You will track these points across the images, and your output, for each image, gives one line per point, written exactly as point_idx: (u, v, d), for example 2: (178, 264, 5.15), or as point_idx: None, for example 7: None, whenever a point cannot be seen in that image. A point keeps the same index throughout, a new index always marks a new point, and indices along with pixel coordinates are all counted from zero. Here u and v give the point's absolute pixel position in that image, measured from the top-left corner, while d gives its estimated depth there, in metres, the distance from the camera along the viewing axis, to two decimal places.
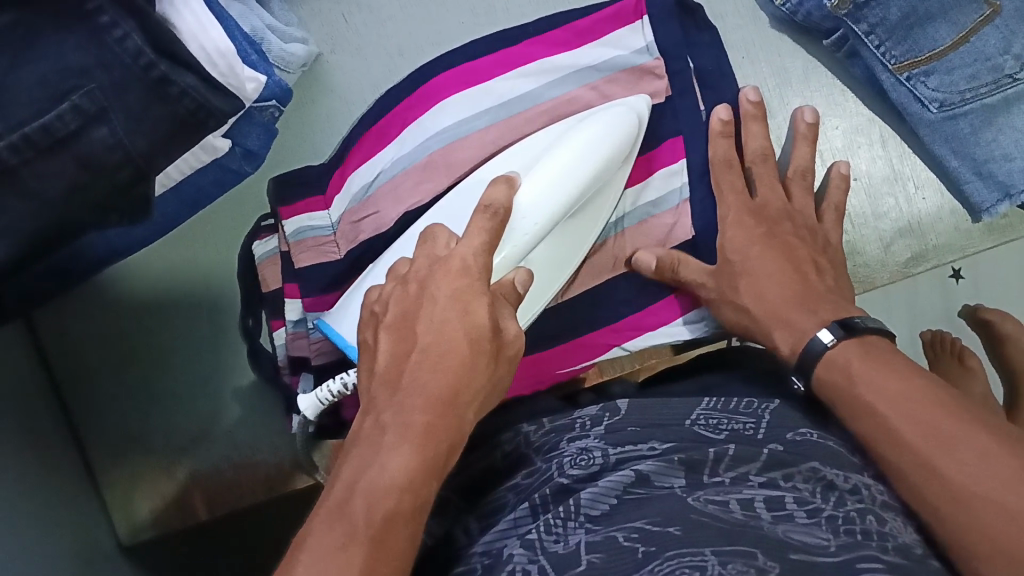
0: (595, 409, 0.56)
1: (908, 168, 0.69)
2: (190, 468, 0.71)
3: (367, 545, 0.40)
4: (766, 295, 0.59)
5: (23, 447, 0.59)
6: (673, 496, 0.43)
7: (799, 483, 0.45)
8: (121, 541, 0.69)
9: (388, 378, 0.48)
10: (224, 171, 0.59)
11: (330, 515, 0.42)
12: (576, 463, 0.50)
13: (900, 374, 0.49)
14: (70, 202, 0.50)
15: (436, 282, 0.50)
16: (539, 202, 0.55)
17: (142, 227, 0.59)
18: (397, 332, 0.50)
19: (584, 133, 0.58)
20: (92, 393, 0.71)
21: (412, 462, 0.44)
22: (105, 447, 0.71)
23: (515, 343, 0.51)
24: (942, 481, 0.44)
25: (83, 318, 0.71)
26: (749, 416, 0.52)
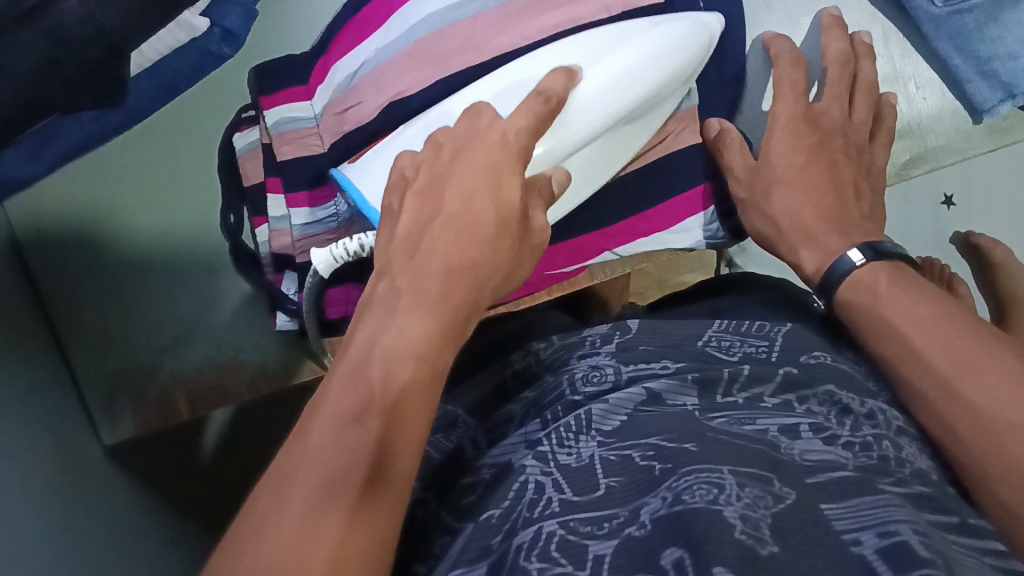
0: (607, 327, 0.60)
1: (909, 68, 0.67)
2: (172, 368, 0.70)
3: (388, 406, 0.38)
4: (798, 211, 0.57)
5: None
6: (686, 415, 0.47)
7: (814, 405, 0.48)
8: (101, 442, 0.69)
9: (409, 241, 0.46)
10: (203, 55, 0.56)
11: (345, 373, 0.40)
12: (588, 379, 0.54)
13: (929, 300, 0.48)
14: (42, 77, 0.48)
15: (471, 151, 0.49)
16: (597, 95, 0.54)
17: (117, 112, 0.56)
18: (421, 201, 0.48)
19: (648, 42, 0.56)
20: (70, 289, 0.69)
21: (432, 328, 0.42)
22: (83, 346, 0.69)
23: (542, 233, 0.50)
24: (965, 407, 0.44)
25: (60, 210, 0.69)
26: (762, 338, 0.55)
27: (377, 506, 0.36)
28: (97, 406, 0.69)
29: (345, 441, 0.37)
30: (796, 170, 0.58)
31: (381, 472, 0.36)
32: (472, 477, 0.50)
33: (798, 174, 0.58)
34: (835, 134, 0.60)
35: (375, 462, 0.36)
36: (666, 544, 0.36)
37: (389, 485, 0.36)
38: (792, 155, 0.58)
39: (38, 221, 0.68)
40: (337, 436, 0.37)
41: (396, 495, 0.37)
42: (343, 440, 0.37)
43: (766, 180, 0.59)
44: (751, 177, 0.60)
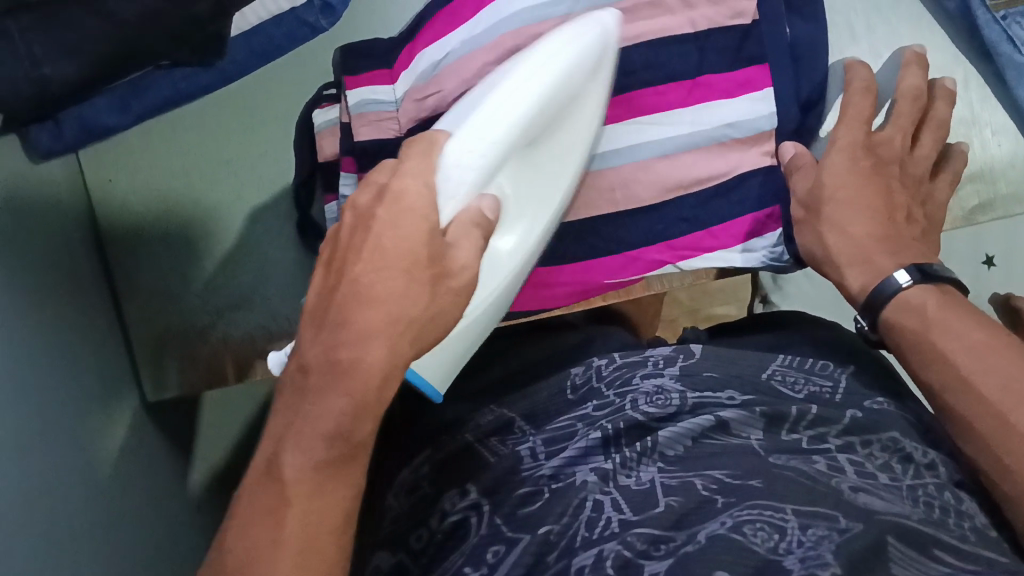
0: (669, 349, 0.66)
1: (986, 113, 0.68)
2: (225, 332, 0.70)
3: (297, 495, 0.45)
4: (845, 230, 0.59)
5: (44, 282, 0.58)
6: (748, 450, 0.55)
7: (876, 450, 0.56)
8: (146, 398, 0.70)
9: (321, 303, 0.48)
10: (299, 24, 0.57)
11: (263, 466, 0.46)
12: (652, 400, 0.60)
13: (980, 330, 0.52)
14: (147, 25, 0.49)
15: (385, 211, 0.48)
16: (476, 153, 0.52)
17: (209, 72, 0.57)
18: (330, 263, 0.49)
19: (537, 69, 0.54)
20: (133, 241, 0.70)
21: (344, 408, 0.45)
22: (138, 299, 0.70)
23: (464, 273, 0.49)
24: (1015, 436, 0.48)
25: (132, 160, 0.70)
26: (825, 378, 0.63)
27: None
28: (146, 360, 0.70)
29: (265, 544, 0.44)
30: (854, 184, 0.59)
31: (302, 558, 0.44)
32: (528, 489, 0.56)
33: (857, 190, 0.59)
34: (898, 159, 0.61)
35: (297, 555, 0.44)
36: (738, 567, 0.44)
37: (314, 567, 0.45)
38: (845, 175, 0.59)
39: (110, 168, 0.69)
40: (261, 538, 0.44)
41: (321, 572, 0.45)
42: (254, 548, 0.44)
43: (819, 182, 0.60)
44: (812, 195, 0.60)
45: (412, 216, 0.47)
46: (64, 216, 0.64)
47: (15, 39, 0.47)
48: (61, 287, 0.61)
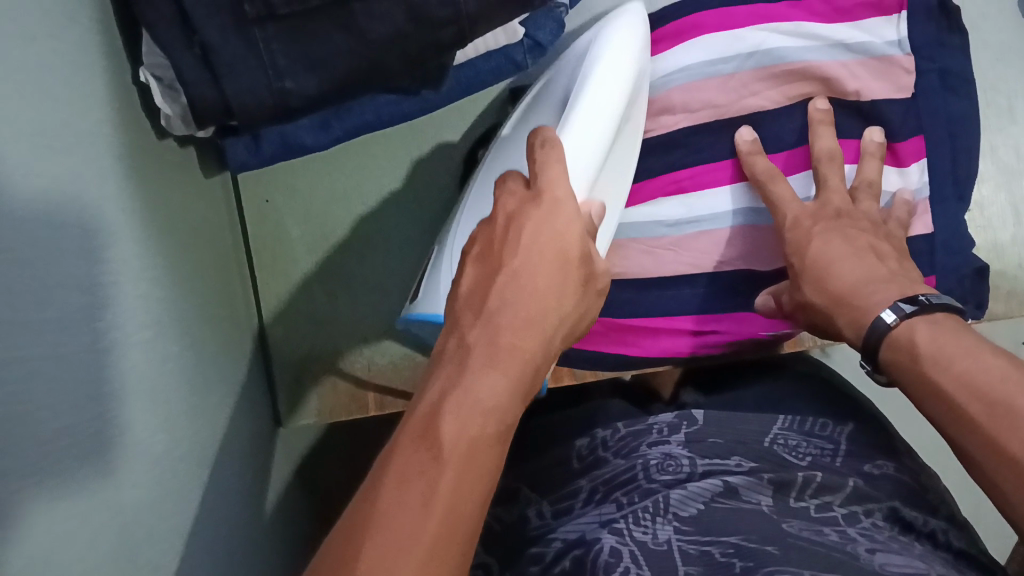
0: (671, 416, 0.69)
1: None
2: (370, 359, 0.72)
3: (458, 453, 0.37)
4: (838, 275, 0.58)
5: (208, 304, 0.58)
6: (759, 513, 0.57)
7: (879, 516, 0.58)
8: (282, 423, 0.70)
9: (473, 298, 0.44)
10: (506, 62, 0.59)
11: (415, 429, 0.38)
12: (664, 468, 0.63)
13: (974, 354, 0.48)
14: (391, 48, 0.51)
15: (526, 219, 0.46)
16: (595, 135, 0.54)
17: (413, 100, 0.58)
18: (484, 264, 0.46)
19: (622, 53, 0.57)
20: (283, 268, 0.70)
21: (504, 384, 0.41)
22: (284, 323, 0.71)
23: (604, 277, 0.49)
24: (1007, 460, 0.43)
25: (294, 179, 0.70)
26: (827, 441, 0.66)
27: (446, 559, 0.34)
28: (285, 390, 0.71)
29: (417, 495, 0.35)
30: (817, 234, 0.60)
31: (454, 517, 0.35)
32: (541, 548, 0.58)
33: (825, 242, 0.60)
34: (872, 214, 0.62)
35: (445, 511, 0.35)
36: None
37: (460, 531, 0.35)
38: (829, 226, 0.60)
39: (266, 183, 0.69)
40: (411, 484, 0.35)
41: (463, 541, 0.35)
42: (412, 484, 0.35)
43: (807, 232, 0.61)
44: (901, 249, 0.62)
45: (569, 220, 0.47)
46: (225, 234, 0.65)
47: (259, 48, 0.49)
48: (223, 309, 0.61)
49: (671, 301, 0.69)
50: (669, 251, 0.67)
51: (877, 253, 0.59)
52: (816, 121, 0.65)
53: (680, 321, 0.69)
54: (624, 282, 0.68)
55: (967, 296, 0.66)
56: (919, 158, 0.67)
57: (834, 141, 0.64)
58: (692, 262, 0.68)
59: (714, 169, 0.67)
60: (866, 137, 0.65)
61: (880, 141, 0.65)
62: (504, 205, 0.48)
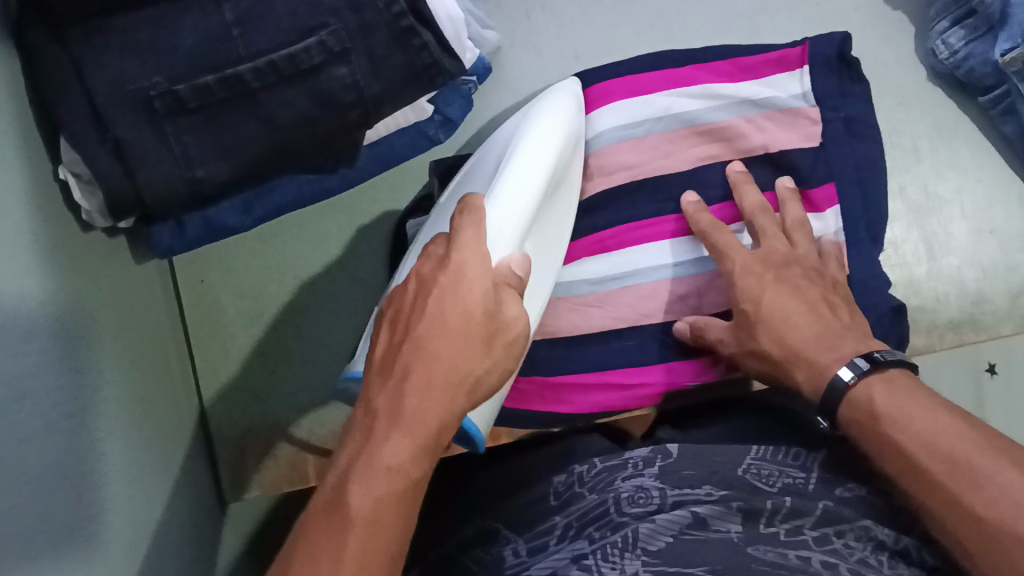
0: (645, 451, 0.63)
1: None
2: (308, 431, 0.71)
3: (358, 533, 0.40)
4: (785, 337, 0.59)
5: (152, 382, 0.59)
6: (728, 543, 0.52)
7: (851, 539, 0.54)
8: (226, 498, 0.69)
9: (384, 364, 0.47)
10: (419, 136, 0.61)
11: (323, 512, 0.42)
12: (634, 500, 0.58)
13: (931, 414, 0.50)
14: (299, 134, 0.53)
15: (438, 282, 0.47)
16: (517, 201, 0.55)
17: (330, 178, 0.60)
18: (396, 326, 0.48)
19: (551, 117, 0.61)
20: (220, 349, 0.71)
21: (407, 449, 0.43)
22: (221, 399, 0.71)
23: (521, 322, 0.47)
24: (971, 518, 0.46)
25: (227, 261, 0.72)
26: (799, 470, 0.60)
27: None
28: (225, 465, 0.70)
29: None
30: (769, 284, 0.62)
31: None
32: None
33: (776, 293, 0.61)
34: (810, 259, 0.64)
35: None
36: None
37: None
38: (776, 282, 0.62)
39: (203, 269, 0.71)
40: (313, 572, 0.39)
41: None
42: (315, 572, 0.39)
43: (759, 282, 0.62)
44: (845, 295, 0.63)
45: (474, 281, 0.46)
46: (161, 316, 0.66)
47: (170, 140, 0.51)
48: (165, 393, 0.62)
49: (602, 356, 0.69)
50: (595, 308, 0.69)
51: (828, 304, 0.61)
52: (738, 181, 0.67)
53: (615, 374, 0.69)
54: (553, 339, 0.69)
55: (888, 334, 0.65)
56: (832, 204, 0.69)
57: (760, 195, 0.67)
58: (619, 316, 0.69)
59: (642, 226, 0.69)
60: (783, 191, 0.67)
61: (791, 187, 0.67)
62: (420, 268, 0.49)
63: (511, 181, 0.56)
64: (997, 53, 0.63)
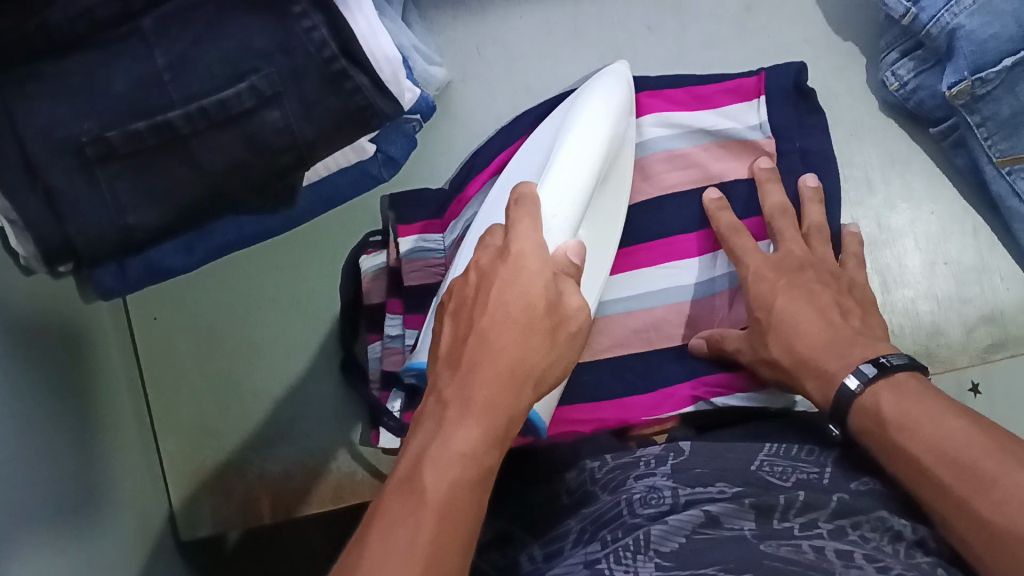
0: (657, 449, 0.58)
1: (995, 260, 0.70)
2: (261, 467, 0.70)
3: (438, 502, 0.40)
4: (793, 345, 0.59)
5: (94, 420, 0.59)
6: (742, 539, 0.45)
7: (866, 531, 0.48)
8: (179, 537, 0.69)
9: (449, 356, 0.47)
10: (363, 176, 0.61)
11: (399, 483, 0.41)
12: (647, 501, 0.51)
13: (937, 418, 0.49)
14: (233, 177, 0.53)
15: (499, 272, 0.49)
16: (569, 190, 0.58)
17: (274, 217, 0.60)
18: (456, 321, 0.49)
19: (601, 105, 0.63)
20: (173, 386, 0.71)
21: (476, 433, 0.43)
22: (175, 435, 0.70)
23: (580, 318, 0.49)
24: (980, 524, 0.44)
25: (182, 297, 0.72)
26: (812, 464, 0.54)
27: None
28: (178, 500, 0.70)
29: (402, 545, 0.38)
30: (781, 288, 0.62)
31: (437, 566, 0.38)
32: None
33: (787, 298, 0.61)
34: (824, 261, 0.65)
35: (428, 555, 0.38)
36: None
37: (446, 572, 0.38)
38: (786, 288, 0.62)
39: (155, 306, 0.71)
40: (397, 536, 0.38)
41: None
42: (397, 537, 0.38)
43: (771, 286, 0.62)
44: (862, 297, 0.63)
45: (530, 278, 0.49)
46: (113, 354, 0.66)
47: (102, 186, 0.51)
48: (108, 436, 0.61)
49: None
50: None
51: (840, 310, 0.60)
52: (764, 179, 0.68)
53: (574, 411, 0.67)
54: None
55: None
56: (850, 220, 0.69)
57: (782, 197, 0.67)
58: None
59: (634, 252, 0.70)
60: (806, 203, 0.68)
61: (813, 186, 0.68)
62: (479, 259, 0.51)
63: (563, 169, 0.59)
64: (944, 87, 0.64)
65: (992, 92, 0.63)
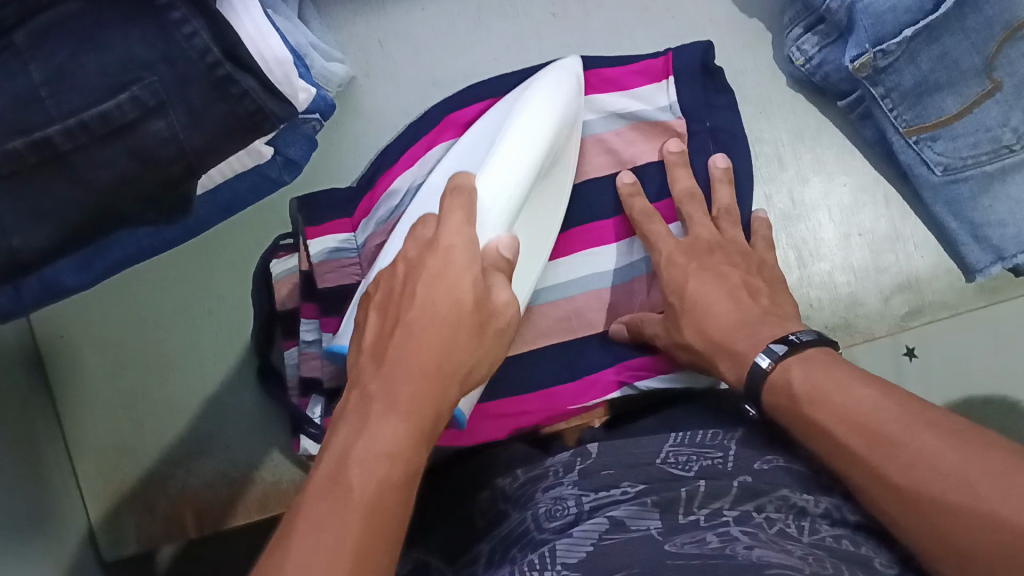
0: (565, 456, 0.57)
1: (908, 228, 0.72)
2: (183, 482, 0.69)
3: (365, 501, 0.39)
4: (705, 329, 0.59)
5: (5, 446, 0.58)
6: (648, 539, 0.43)
7: (771, 512, 0.47)
8: (103, 558, 0.67)
9: (374, 355, 0.47)
10: (263, 179, 0.60)
11: (323, 482, 0.40)
12: (552, 515, 0.50)
13: (846, 388, 0.48)
14: (121, 193, 0.51)
15: (428, 262, 0.50)
16: (502, 186, 0.57)
17: (172, 228, 0.59)
18: (382, 322, 0.49)
19: (543, 96, 0.62)
20: (86, 403, 0.70)
21: (401, 430, 0.43)
22: (91, 455, 0.69)
23: (506, 314, 0.50)
24: (892, 489, 0.43)
25: (89, 313, 0.71)
26: (715, 449, 0.54)
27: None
28: (99, 521, 0.68)
29: (330, 537, 0.37)
30: (692, 273, 0.62)
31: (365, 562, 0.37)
32: None
33: (699, 281, 0.61)
34: (733, 240, 0.65)
35: (356, 555, 0.37)
36: None
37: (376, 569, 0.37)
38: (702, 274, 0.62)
39: (63, 325, 0.70)
40: (321, 532, 0.37)
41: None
42: (323, 535, 0.37)
43: (683, 270, 0.63)
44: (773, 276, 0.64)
45: (460, 271, 0.49)
46: (19, 377, 0.64)
47: None
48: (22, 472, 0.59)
49: None
50: None
51: (750, 291, 0.61)
52: (674, 163, 0.68)
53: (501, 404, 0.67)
54: None
55: None
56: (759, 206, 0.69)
57: (691, 181, 0.67)
58: None
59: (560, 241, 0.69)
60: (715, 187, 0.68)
61: (724, 166, 0.68)
62: (405, 250, 0.52)
63: (498, 164, 0.58)
64: (848, 60, 0.66)
65: (893, 64, 0.65)
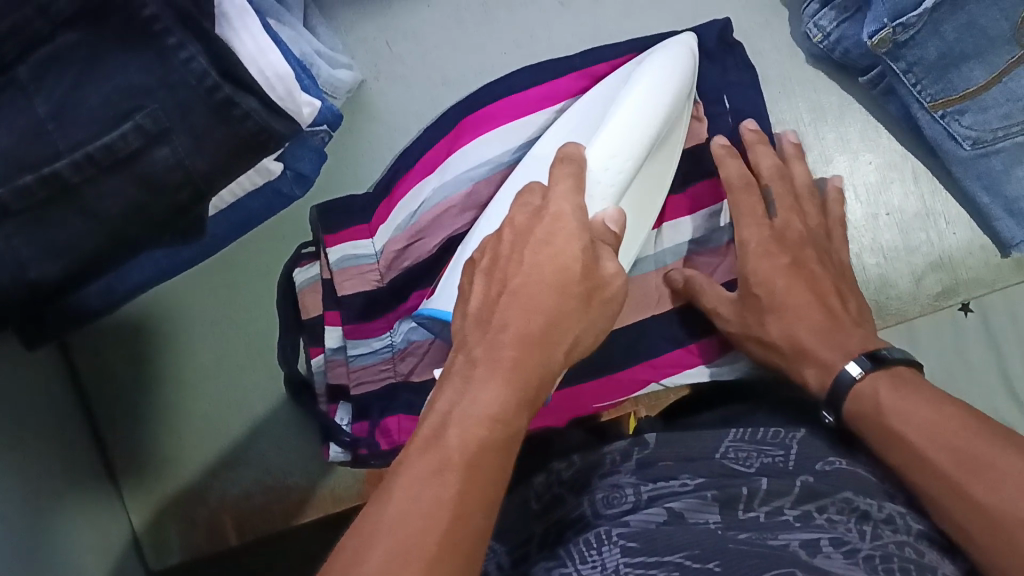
0: (623, 443, 0.57)
1: (939, 204, 0.70)
2: (222, 490, 0.70)
3: (463, 465, 0.38)
4: (793, 331, 0.58)
5: (52, 465, 0.59)
6: (709, 530, 0.44)
7: (832, 514, 0.46)
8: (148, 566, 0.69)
9: (479, 316, 0.46)
10: (275, 195, 0.61)
11: (421, 444, 0.40)
12: (610, 502, 0.51)
13: (934, 405, 0.49)
14: (133, 219, 0.51)
15: (541, 231, 0.47)
16: (613, 156, 0.56)
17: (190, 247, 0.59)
18: (489, 275, 0.47)
19: (653, 72, 0.61)
20: (123, 421, 0.71)
21: (504, 396, 0.41)
22: (133, 470, 0.70)
23: (618, 279, 0.47)
24: (974, 508, 0.44)
25: (120, 334, 0.72)
26: (777, 447, 0.53)
27: (456, 557, 0.36)
28: (144, 530, 0.70)
29: (426, 503, 0.37)
30: (771, 264, 0.61)
31: (462, 523, 0.37)
32: None
33: (771, 273, 0.60)
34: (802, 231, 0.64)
35: (451, 517, 0.36)
36: None
37: (467, 532, 0.37)
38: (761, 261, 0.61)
39: (96, 346, 0.72)
40: (415, 496, 0.37)
41: (474, 542, 0.37)
42: (423, 493, 0.37)
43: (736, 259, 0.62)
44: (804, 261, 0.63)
45: (567, 240, 0.46)
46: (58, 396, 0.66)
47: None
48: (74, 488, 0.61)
49: None
50: None
51: (826, 297, 0.60)
52: (754, 141, 0.66)
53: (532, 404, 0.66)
54: None
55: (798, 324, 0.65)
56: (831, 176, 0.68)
57: (774, 159, 0.65)
58: None
59: None
60: (756, 149, 0.65)
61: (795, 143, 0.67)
62: (513, 216, 0.49)
63: (609, 130, 0.57)
64: (866, 36, 0.65)
65: (915, 37, 0.64)
